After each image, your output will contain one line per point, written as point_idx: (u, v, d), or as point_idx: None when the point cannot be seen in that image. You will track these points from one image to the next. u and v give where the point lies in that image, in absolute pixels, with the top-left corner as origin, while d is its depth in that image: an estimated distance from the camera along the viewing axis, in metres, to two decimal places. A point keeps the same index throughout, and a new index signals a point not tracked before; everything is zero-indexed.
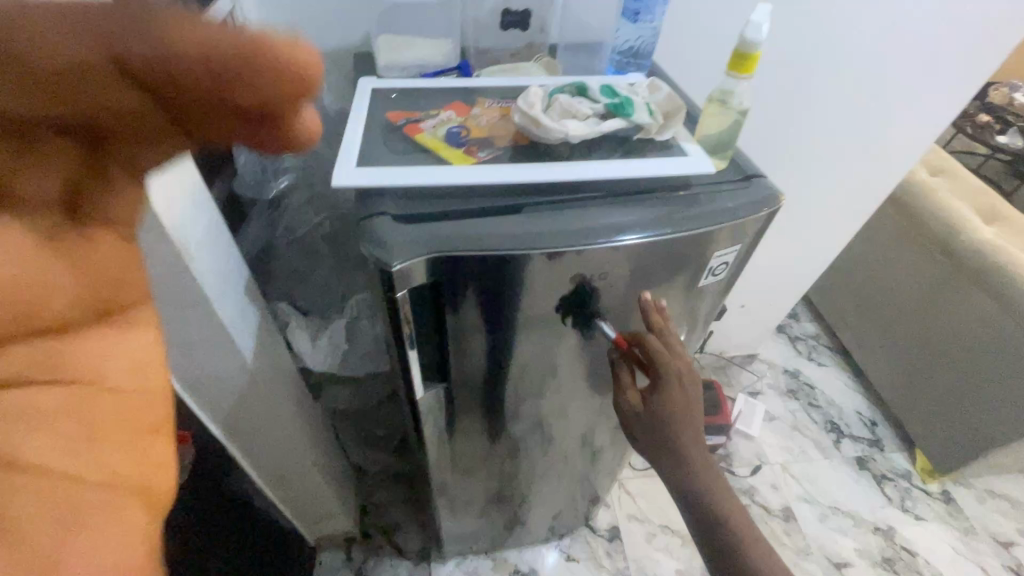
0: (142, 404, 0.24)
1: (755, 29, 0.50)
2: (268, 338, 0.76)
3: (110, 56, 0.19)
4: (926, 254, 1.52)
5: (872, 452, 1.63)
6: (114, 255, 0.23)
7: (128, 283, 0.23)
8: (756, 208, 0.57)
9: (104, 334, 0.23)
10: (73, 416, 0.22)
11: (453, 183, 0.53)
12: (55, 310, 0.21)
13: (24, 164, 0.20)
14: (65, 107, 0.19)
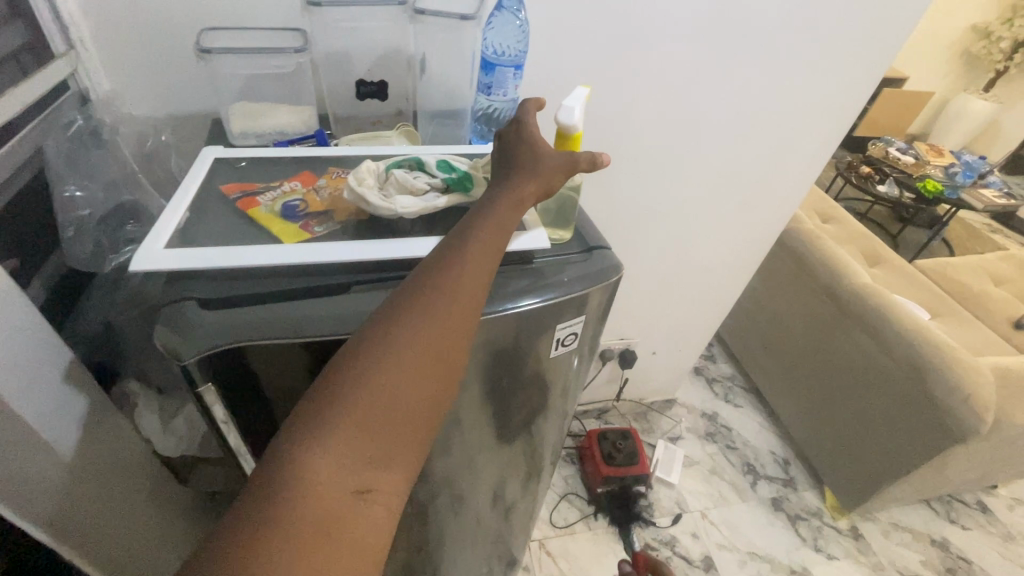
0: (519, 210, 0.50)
1: (567, 114, 0.53)
2: (102, 426, 0.68)
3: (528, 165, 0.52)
4: (816, 298, 1.62)
5: (786, 491, 1.66)
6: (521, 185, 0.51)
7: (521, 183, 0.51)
8: (597, 281, 0.58)
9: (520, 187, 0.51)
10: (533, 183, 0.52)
11: (277, 263, 0.49)
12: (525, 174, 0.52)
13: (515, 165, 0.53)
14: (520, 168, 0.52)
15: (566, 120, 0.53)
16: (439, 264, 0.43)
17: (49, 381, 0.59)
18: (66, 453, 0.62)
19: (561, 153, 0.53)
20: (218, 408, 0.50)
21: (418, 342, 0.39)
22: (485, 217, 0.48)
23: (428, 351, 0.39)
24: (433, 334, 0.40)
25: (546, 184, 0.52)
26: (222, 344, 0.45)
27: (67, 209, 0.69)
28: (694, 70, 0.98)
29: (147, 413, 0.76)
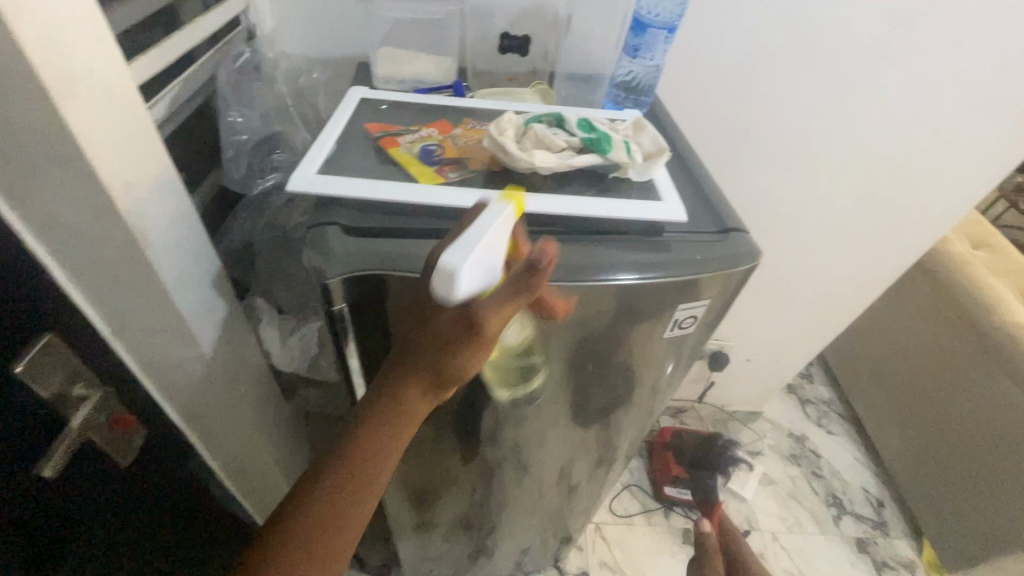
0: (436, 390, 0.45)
1: (449, 279, 0.39)
2: (233, 333, 0.75)
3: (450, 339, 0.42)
4: (953, 330, 1.42)
5: (874, 534, 1.51)
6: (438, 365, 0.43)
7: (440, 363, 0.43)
8: (732, 265, 0.54)
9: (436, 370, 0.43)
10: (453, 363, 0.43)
11: (416, 202, 0.52)
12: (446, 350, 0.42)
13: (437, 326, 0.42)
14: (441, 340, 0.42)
15: (449, 293, 0.40)
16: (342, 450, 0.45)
17: (203, 283, 0.66)
18: (207, 348, 0.70)
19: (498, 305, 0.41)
20: (346, 330, 0.53)
21: (318, 530, 0.45)
22: (394, 399, 0.45)
23: (331, 533, 0.46)
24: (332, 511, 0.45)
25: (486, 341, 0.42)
26: (361, 270, 0.48)
27: (228, 132, 0.74)
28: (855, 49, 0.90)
29: (269, 328, 0.82)
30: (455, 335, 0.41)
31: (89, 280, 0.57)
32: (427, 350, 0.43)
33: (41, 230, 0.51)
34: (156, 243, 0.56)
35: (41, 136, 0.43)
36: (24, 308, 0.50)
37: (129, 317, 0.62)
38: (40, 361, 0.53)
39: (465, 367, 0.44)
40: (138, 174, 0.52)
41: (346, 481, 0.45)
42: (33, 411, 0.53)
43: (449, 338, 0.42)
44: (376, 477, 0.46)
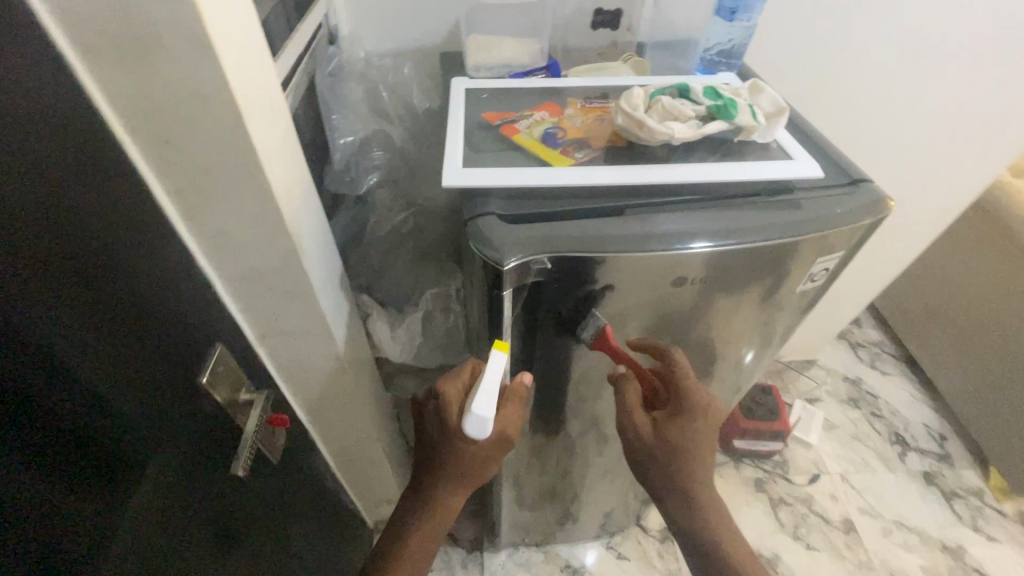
0: (499, 452, 0.63)
1: (478, 424, 0.55)
2: (353, 330, 0.79)
3: (505, 426, 0.62)
4: (1010, 260, 1.44)
5: (940, 466, 1.56)
6: (501, 441, 0.62)
7: (504, 438, 0.62)
8: (863, 215, 0.56)
9: (501, 444, 0.62)
10: (508, 437, 0.63)
11: (559, 186, 0.55)
12: (507, 430, 0.62)
13: (500, 422, 0.62)
14: (502, 427, 0.62)
15: (475, 434, 0.56)
16: (431, 481, 0.66)
17: (335, 284, 0.69)
18: (339, 347, 0.72)
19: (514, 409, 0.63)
20: (505, 313, 0.56)
21: (431, 520, 0.67)
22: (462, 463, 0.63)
23: (439, 521, 0.68)
24: (437, 509, 0.67)
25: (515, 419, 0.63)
26: (530, 252, 0.50)
27: (335, 134, 0.76)
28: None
29: (379, 322, 0.84)
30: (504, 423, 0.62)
31: (242, 292, 0.59)
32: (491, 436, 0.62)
33: (209, 247, 0.53)
34: (307, 249, 0.58)
35: (225, 158, 0.45)
36: (200, 324, 0.54)
37: (272, 323, 0.64)
38: (212, 370, 0.56)
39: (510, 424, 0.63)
40: (291, 184, 0.53)
41: (444, 492, 0.66)
42: (211, 418, 0.56)
43: (506, 427, 0.62)
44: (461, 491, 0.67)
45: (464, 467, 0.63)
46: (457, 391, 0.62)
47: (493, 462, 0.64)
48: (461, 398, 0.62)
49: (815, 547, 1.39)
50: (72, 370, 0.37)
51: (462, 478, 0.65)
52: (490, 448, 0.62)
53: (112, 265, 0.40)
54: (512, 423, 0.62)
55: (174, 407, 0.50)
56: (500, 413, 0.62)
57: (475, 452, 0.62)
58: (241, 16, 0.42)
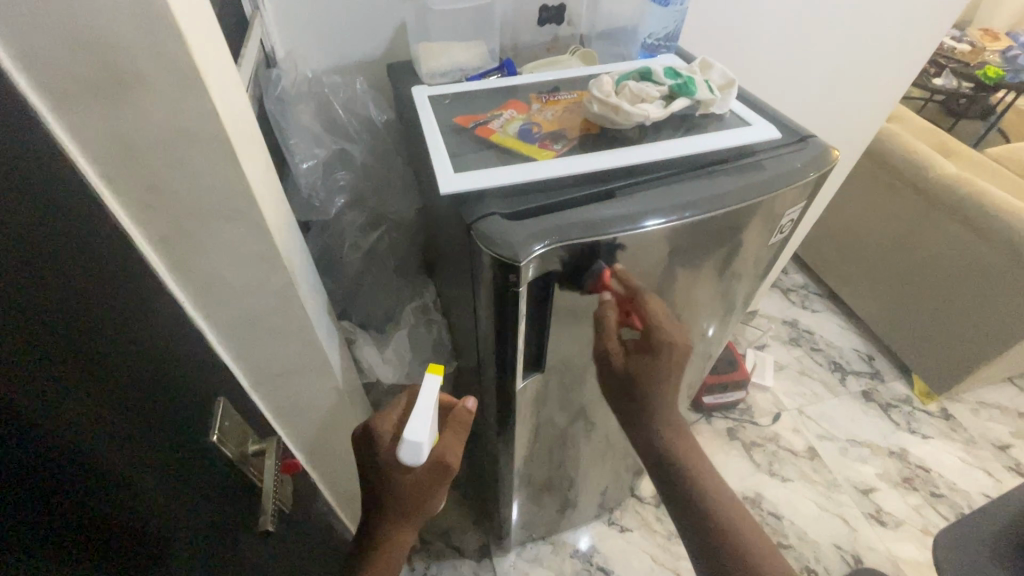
0: (441, 483, 0.64)
1: (413, 449, 0.56)
2: (344, 358, 0.75)
3: (442, 457, 0.63)
4: (901, 194, 1.65)
5: (874, 383, 1.76)
6: (441, 472, 0.63)
7: (444, 468, 0.63)
8: (818, 165, 0.62)
9: (441, 474, 0.63)
10: (449, 467, 0.63)
11: (549, 179, 0.57)
12: (446, 460, 0.63)
13: (439, 453, 0.63)
14: (439, 458, 0.62)
15: (410, 461, 0.57)
16: (375, 518, 0.65)
17: (326, 314, 0.66)
18: (337, 378, 0.69)
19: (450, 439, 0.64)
20: (520, 309, 0.56)
21: (381, 552, 0.65)
22: (402, 499, 0.63)
23: (393, 553, 0.66)
24: (386, 542, 0.65)
25: (454, 450, 0.64)
26: (544, 244, 0.51)
27: (293, 159, 0.72)
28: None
29: (365, 346, 0.81)
30: (441, 453, 0.63)
31: (234, 338, 0.55)
32: (429, 470, 0.62)
33: (196, 294, 0.49)
34: (300, 281, 0.55)
35: (212, 195, 0.42)
36: (200, 377, 0.50)
37: (267, 366, 0.60)
38: (221, 426, 0.52)
39: (450, 454, 0.64)
40: (280, 217, 0.51)
41: (390, 528, 0.65)
42: (222, 478, 0.53)
43: (444, 458, 0.63)
44: (406, 526, 0.66)
45: (405, 498, 0.63)
46: (391, 425, 0.65)
47: (434, 493, 0.65)
48: (395, 431, 0.64)
49: (790, 478, 1.52)
50: (74, 452, 0.35)
51: (404, 510, 0.64)
52: (428, 480, 0.62)
53: (109, 334, 0.37)
54: (451, 450, 0.64)
55: (182, 473, 0.47)
56: (439, 442, 0.64)
57: (416, 484, 0.62)
58: (218, 41, 0.39)
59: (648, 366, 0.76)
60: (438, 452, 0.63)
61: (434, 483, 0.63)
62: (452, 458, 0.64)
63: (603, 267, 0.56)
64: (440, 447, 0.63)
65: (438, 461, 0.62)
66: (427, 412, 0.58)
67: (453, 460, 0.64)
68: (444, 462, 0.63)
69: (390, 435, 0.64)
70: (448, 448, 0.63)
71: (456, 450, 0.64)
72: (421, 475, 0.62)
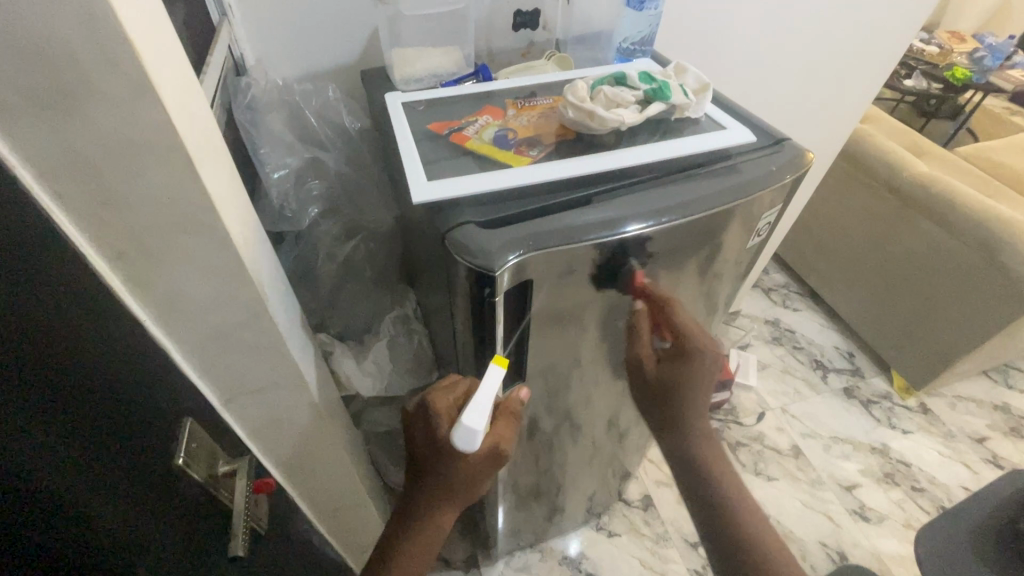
0: (491, 469, 0.63)
1: (469, 436, 0.54)
2: (321, 371, 0.73)
3: (499, 443, 0.61)
4: (875, 193, 1.68)
5: (855, 380, 1.78)
6: (493, 458, 0.61)
7: (497, 453, 0.61)
8: (793, 169, 0.62)
9: (494, 460, 0.62)
10: (502, 454, 0.62)
11: (526, 186, 0.56)
12: (501, 446, 0.61)
13: (494, 439, 0.61)
14: (495, 443, 0.61)
15: (465, 446, 0.55)
16: (419, 501, 0.63)
17: (299, 328, 0.64)
18: (313, 394, 0.67)
19: (506, 426, 0.63)
20: (497, 318, 0.55)
21: (417, 537, 0.63)
22: (451, 484, 0.62)
23: (430, 537, 0.64)
24: (425, 527, 0.63)
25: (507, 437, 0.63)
26: (519, 254, 0.50)
27: (264, 167, 0.70)
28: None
29: (344, 358, 0.79)
30: (498, 439, 0.62)
31: (202, 357, 0.53)
32: (485, 456, 0.60)
33: (159, 314, 0.47)
34: (270, 295, 0.53)
35: (171, 210, 0.40)
36: (164, 398, 0.48)
37: (239, 383, 0.58)
38: (189, 448, 0.50)
39: (503, 440, 0.62)
40: (247, 229, 0.49)
41: (433, 512, 0.63)
42: (190, 501, 0.51)
43: (499, 445, 0.61)
44: (447, 510, 0.64)
45: (454, 483, 0.62)
46: (447, 404, 0.62)
47: (483, 478, 0.63)
48: (451, 412, 0.61)
49: (775, 477, 1.53)
50: (2, 475, 0.33)
51: (447, 494, 0.63)
52: (480, 466, 0.61)
53: (64, 364, 0.36)
54: (505, 439, 0.62)
55: (145, 499, 0.45)
56: (491, 429, 0.63)
57: (466, 469, 0.60)
58: (174, 50, 0.37)
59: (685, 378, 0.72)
60: (494, 437, 0.61)
61: (484, 469, 0.62)
62: (506, 444, 0.62)
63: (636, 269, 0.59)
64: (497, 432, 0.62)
65: (494, 446, 0.61)
66: (486, 400, 0.55)
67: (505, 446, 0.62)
68: (499, 447, 0.61)
69: (446, 416, 0.61)
70: (503, 434, 0.62)
71: (508, 437, 0.63)
72: (475, 461, 0.60)
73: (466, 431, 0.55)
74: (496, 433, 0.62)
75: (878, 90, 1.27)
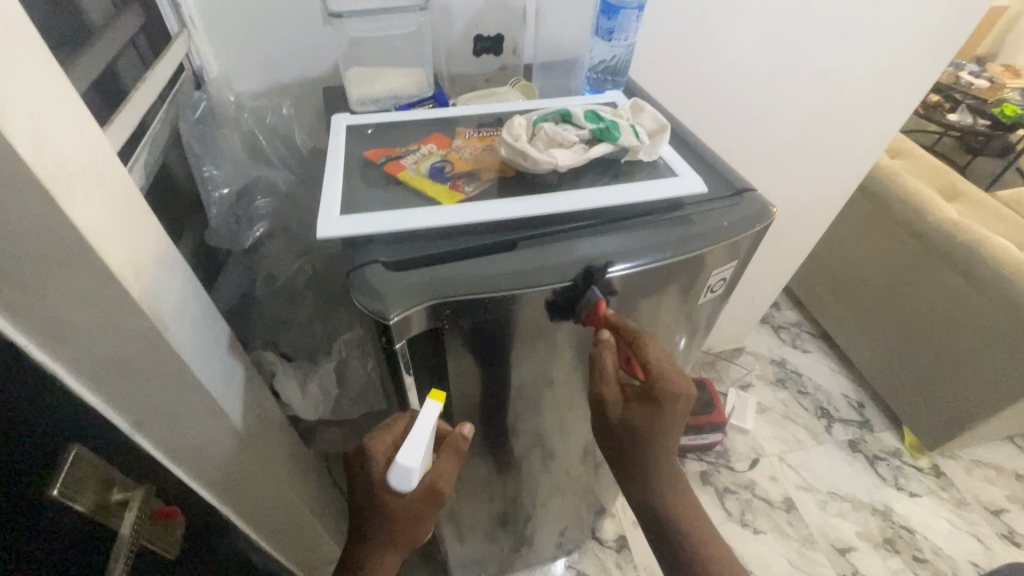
0: (431, 510, 0.56)
1: (403, 475, 0.50)
2: (254, 394, 0.71)
3: (433, 481, 0.55)
4: (897, 237, 1.57)
5: (862, 433, 1.67)
6: (430, 498, 0.55)
7: (434, 494, 0.55)
8: (751, 225, 0.57)
9: (431, 500, 0.55)
10: (440, 494, 0.55)
11: (448, 225, 0.53)
12: (436, 486, 0.55)
13: (428, 479, 0.54)
14: (430, 483, 0.54)
15: (400, 486, 0.51)
16: (359, 544, 0.58)
17: (220, 352, 0.62)
18: (236, 420, 0.65)
19: (446, 462, 0.56)
20: (404, 363, 0.52)
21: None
22: (386, 528, 0.55)
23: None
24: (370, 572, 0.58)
25: (448, 473, 0.56)
26: (417, 302, 0.47)
27: (208, 187, 0.76)
28: (790, 5, 0.96)
29: (286, 381, 0.77)
30: (433, 478, 0.55)
31: (104, 383, 0.52)
32: (418, 497, 0.54)
33: (48, 341, 0.45)
34: (172, 323, 0.51)
35: (40, 239, 0.39)
36: (51, 428, 0.45)
37: (151, 407, 0.57)
38: (69, 478, 0.46)
39: (443, 478, 0.55)
40: (143, 254, 0.47)
41: (377, 555, 0.58)
42: (74, 531, 0.47)
43: (434, 485, 0.54)
44: (393, 552, 0.59)
45: (391, 526, 0.55)
46: (385, 445, 0.56)
47: (426, 519, 0.57)
48: (392, 452, 0.56)
49: (762, 531, 1.44)
50: None
51: (389, 538, 0.57)
52: (416, 508, 0.54)
53: None
54: (445, 476, 0.55)
55: (16, 533, 0.41)
56: (431, 466, 0.56)
57: (401, 513, 0.54)
58: (33, 79, 0.36)
59: (664, 421, 0.60)
60: (428, 478, 0.54)
61: (423, 512, 0.55)
62: (445, 481, 0.55)
63: (599, 298, 0.50)
64: (432, 471, 0.55)
65: (428, 485, 0.54)
66: (423, 435, 0.51)
67: (445, 483, 0.55)
68: (434, 487, 0.54)
69: (384, 458, 0.55)
70: (441, 471, 0.55)
71: (448, 475, 0.56)
72: (409, 503, 0.53)
73: (398, 471, 0.50)
74: (432, 472, 0.55)
75: (896, 130, 1.19)
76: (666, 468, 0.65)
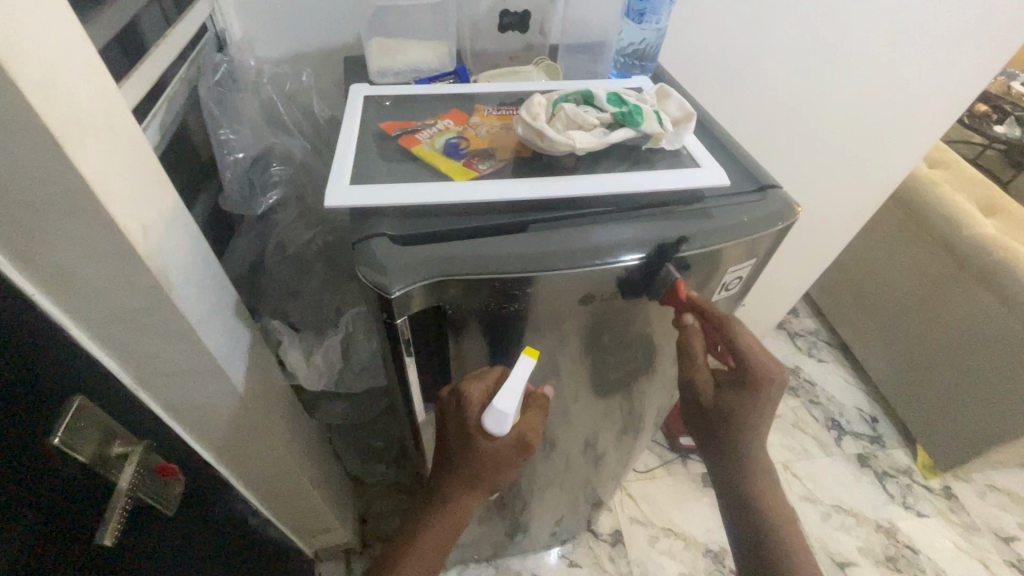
0: (517, 459, 0.59)
1: (498, 421, 0.51)
2: (258, 360, 0.72)
3: (525, 432, 0.57)
4: (928, 249, 1.51)
5: (873, 448, 1.63)
6: (519, 448, 0.57)
7: (524, 444, 0.57)
8: (773, 223, 0.55)
9: (521, 449, 0.57)
10: (528, 444, 0.58)
11: (456, 203, 0.52)
12: (526, 437, 0.57)
13: (521, 430, 0.57)
14: (521, 435, 0.57)
15: (494, 431, 0.52)
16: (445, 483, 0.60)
17: (225, 315, 0.62)
18: (239, 383, 0.66)
19: (535, 417, 0.59)
20: (405, 339, 0.52)
21: (443, 518, 0.61)
22: (476, 472, 0.58)
23: (452, 521, 0.62)
24: (451, 512, 0.61)
25: (535, 427, 0.59)
26: (419, 279, 0.46)
27: (224, 151, 0.75)
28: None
29: (291, 350, 0.77)
30: (525, 428, 0.57)
31: (110, 336, 0.52)
32: (511, 445, 0.56)
33: (56, 290, 0.46)
34: (179, 282, 0.52)
35: (47, 186, 0.39)
36: (54, 377, 0.46)
37: (154, 364, 0.57)
38: (71, 429, 0.47)
39: (532, 430, 0.58)
40: (151, 212, 0.47)
41: (460, 497, 0.60)
42: (70, 484, 0.47)
43: (526, 436, 0.57)
44: (473, 497, 0.61)
45: (480, 470, 0.58)
46: (481, 393, 0.55)
47: (511, 468, 0.60)
48: (484, 401, 0.55)
49: None
50: None
51: (474, 482, 0.59)
52: (507, 455, 0.57)
53: None
54: (535, 428, 0.58)
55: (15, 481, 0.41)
56: (521, 418, 0.58)
57: (492, 458, 0.56)
58: (47, 22, 0.35)
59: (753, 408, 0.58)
60: (521, 428, 0.57)
61: (511, 460, 0.58)
62: (534, 434, 0.58)
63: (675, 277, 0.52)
64: (525, 422, 0.58)
65: (521, 436, 0.57)
66: (519, 385, 0.51)
67: (534, 436, 0.58)
68: (525, 438, 0.57)
69: (480, 406, 0.55)
70: (532, 423, 0.58)
71: (535, 428, 0.59)
72: (502, 450, 0.56)
73: (494, 416, 0.51)
74: (524, 423, 0.57)
75: (940, 136, 1.11)
76: (754, 457, 0.62)
